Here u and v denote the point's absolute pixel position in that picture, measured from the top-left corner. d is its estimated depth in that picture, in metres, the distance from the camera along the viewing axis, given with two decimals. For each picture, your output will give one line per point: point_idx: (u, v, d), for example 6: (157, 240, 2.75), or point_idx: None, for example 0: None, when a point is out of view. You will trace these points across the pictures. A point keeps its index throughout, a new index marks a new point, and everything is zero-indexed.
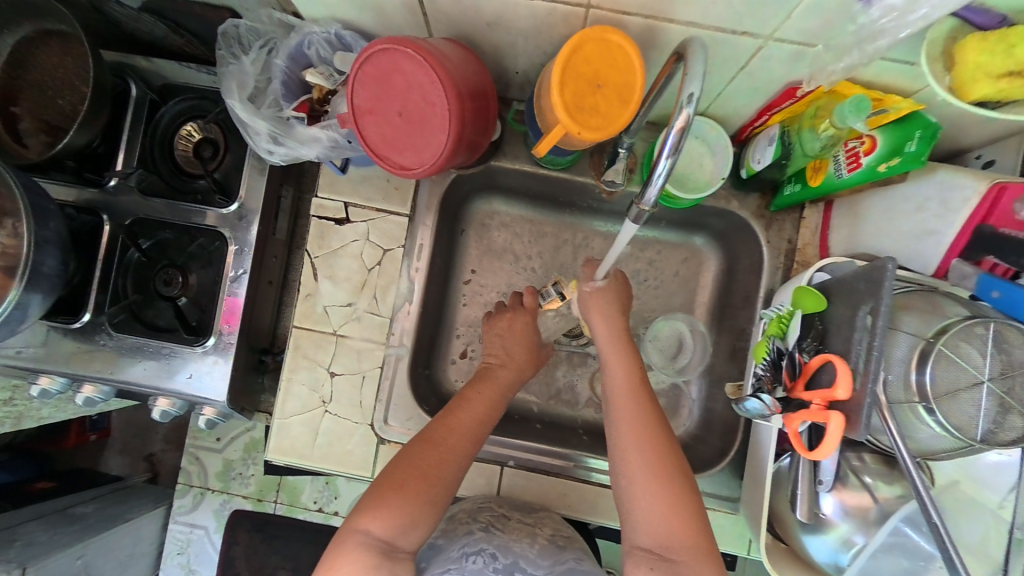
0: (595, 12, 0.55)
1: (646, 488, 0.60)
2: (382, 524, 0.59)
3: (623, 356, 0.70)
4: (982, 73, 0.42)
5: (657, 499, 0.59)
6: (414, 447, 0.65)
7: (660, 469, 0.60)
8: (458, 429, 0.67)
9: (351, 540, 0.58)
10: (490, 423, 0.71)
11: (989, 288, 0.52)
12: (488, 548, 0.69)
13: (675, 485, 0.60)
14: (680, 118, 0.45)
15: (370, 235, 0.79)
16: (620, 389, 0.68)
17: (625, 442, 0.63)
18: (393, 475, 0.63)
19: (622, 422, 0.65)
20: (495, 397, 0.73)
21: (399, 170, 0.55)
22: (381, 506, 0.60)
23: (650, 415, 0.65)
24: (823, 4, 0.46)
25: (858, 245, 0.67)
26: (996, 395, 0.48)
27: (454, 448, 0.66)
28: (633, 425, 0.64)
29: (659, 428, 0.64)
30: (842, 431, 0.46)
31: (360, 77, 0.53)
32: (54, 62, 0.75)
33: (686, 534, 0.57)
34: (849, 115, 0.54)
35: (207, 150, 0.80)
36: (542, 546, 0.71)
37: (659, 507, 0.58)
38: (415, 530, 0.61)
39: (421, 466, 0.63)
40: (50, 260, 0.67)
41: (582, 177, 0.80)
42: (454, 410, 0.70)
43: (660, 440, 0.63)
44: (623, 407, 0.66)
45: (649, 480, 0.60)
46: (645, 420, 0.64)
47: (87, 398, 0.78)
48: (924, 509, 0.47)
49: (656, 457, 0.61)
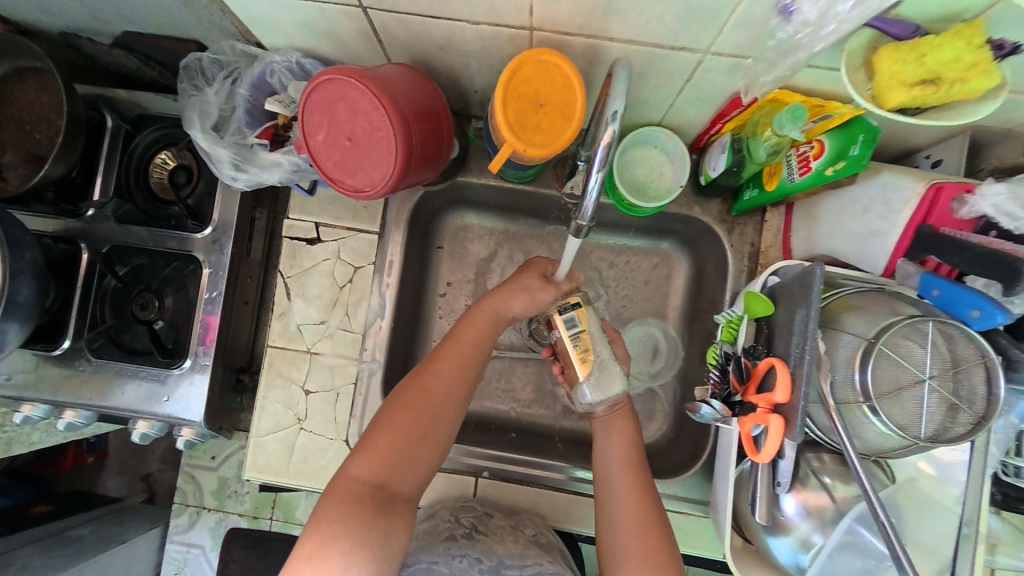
0: (537, 33, 0.57)
1: (635, 551, 0.61)
2: (373, 468, 0.60)
3: (625, 422, 0.69)
4: (897, 81, 0.43)
5: (643, 559, 0.61)
6: (404, 389, 0.65)
7: (648, 534, 0.62)
8: (449, 366, 0.67)
9: (343, 484, 0.59)
10: (482, 360, 0.69)
11: (931, 287, 0.53)
12: (473, 553, 0.70)
13: (660, 549, 0.61)
14: (606, 134, 0.47)
15: (340, 253, 0.81)
16: (620, 454, 0.67)
17: (621, 506, 0.64)
18: (383, 419, 0.64)
19: (617, 483, 0.65)
20: (489, 333, 0.70)
21: (353, 193, 0.57)
22: (371, 451, 0.61)
23: (645, 480, 0.66)
24: (748, 19, 0.48)
25: (815, 247, 0.68)
26: (939, 394, 0.49)
27: (444, 388, 0.66)
28: (629, 488, 0.65)
29: (652, 494, 0.65)
30: (779, 433, 0.48)
31: (308, 105, 0.55)
32: (31, 97, 0.78)
33: None
34: (786, 124, 0.56)
35: (181, 176, 0.83)
36: (526, 541, 0.72)
37: (646, 561, 0.60)
38: (407, 473, 0.62)
39: (410, 408, 0.64)
40: (25, 290, 0.69)
41: (546, 190, 0.82)
42: (443, 347, 0.68)
43: (652, 505, 0.64)
44: (626, 473, 0.66)
45: (637, 541, 0.62)
46: (640, 489, 0.65)
47: (68, 423, 0.79)
48: (872, 510, 0.47)
49: (647, 523, 0.63)
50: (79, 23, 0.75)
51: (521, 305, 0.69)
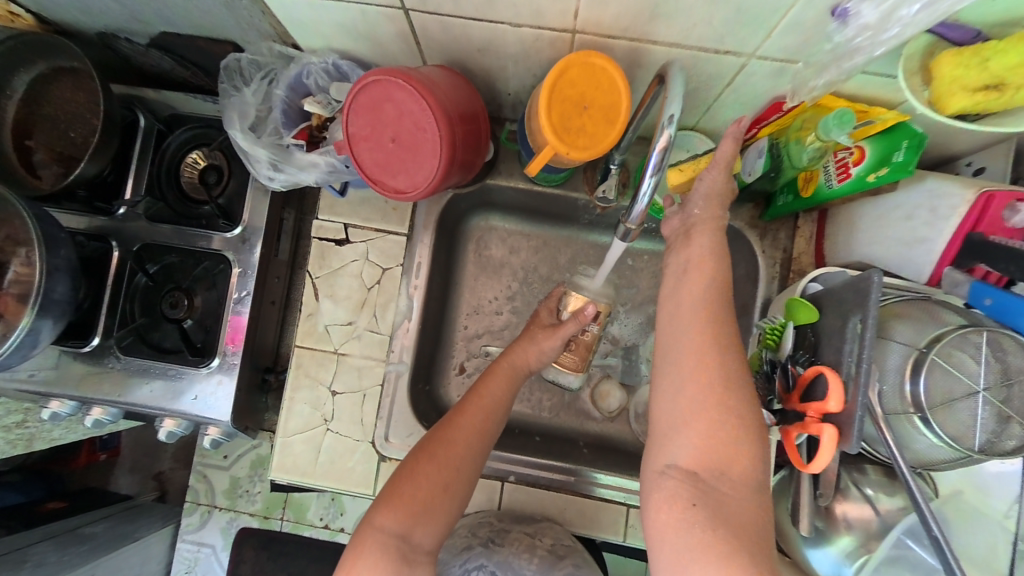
0: (580, 36, 0.56)
1: (699, 417, 0.50)
2: (397, 519, 0.59)
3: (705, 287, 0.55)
4: (958, 86, 0.43)
5: (708, 434, 0.49)
6: (429, 439, 0.65)
7: (722, 403, 0.50)
8: (474, 416, 0.68)
9: (368, 538, 0.58)
10: (503, 411, 0.71)
11: (982, 295, 0.52)
12: (487, 563, 0.76)
13: (735, 420, 0.49)
14: (662, 137, 0.47)
15: (369, 254, 0.81)
16: (693, 319, 0.54)
17: (683, 382, 0.51)
18: (408, 468, 0.63)
19: (688, 355, 0.52)
20: (508, 387, 0.73)
21: (394, 194, 0.57)
22: (396, 500, 0.60)
23: (729, 348, 0.52)
24: (800, 23, 0.48)
25: (852, 253, 0.67)
26: (993, 405, 0.48)
27: (466, 439, 0.66)
28: (705, 351, 0.51)
29: (737, 364, 0.51)
30: (834, 443, 0.47)
31: (354, 107, 0.55)
32: (67, 96, 0.79)
33: (732, 476, 0.49)
34: (833, 128, 0.55)
35: (212, 176, 0.83)
36: (539, 561, 0.75)
37: (714, 420, 0.49)
38: (430, 525, 0.61)
39: (435, 457, 0.63)
40: (61, 287, 0.69)
41: (574, 193, 0.81)
42: (467, 398, 0.70)
43: (732, 380, 0.51)
44: (700, 323, 0.53)
45: (703, 420, 0.50)
46: (720, 361, 0.51)
47: (95, 420, 0.80)
48: (925, 522, 0.46)
49: (721, 391, 0.50)
50: (117, 24, 0.76)
51: (530, 347, 0.76)
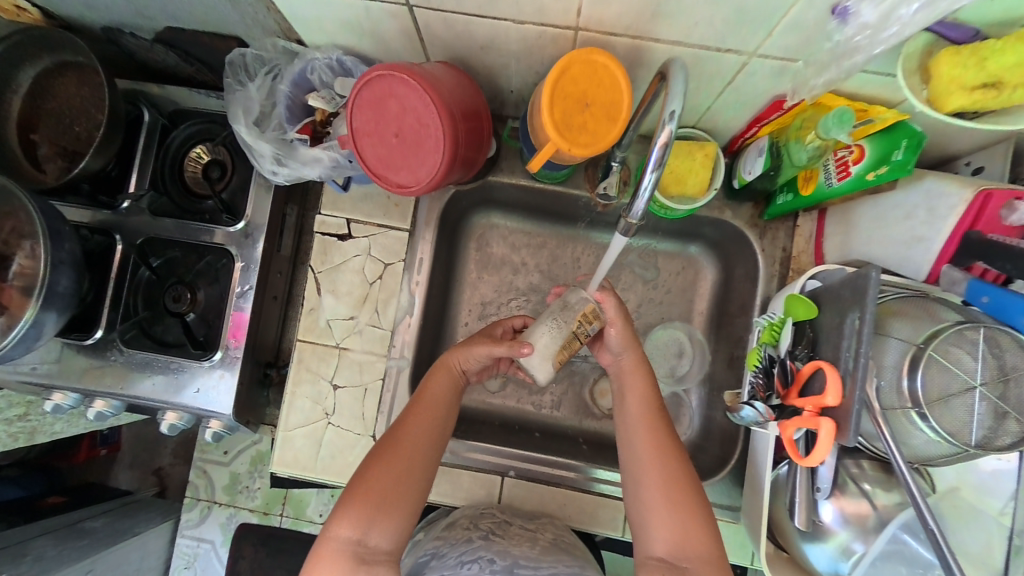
0: (582, 34, 0.57)
1: (647, 464, 0.61)
2: (352, 524, 0.57)
3: (639, 373, 0.68)
4: (956, 85, 0.44)
5: (671, 515, 0.58)
6: (377, 444, 0.63)
7: (661, 450, 0.62)
8: (418, 421, 0.66)
9: (326, 548, 0.56)
10: (448, 412, 0.69)
11: (979, 295, 0.52)
12: (486, 554, 0.66)
13: (675, 464, 0.61)
14: (662, 134, 0.47)
15: (371, 250, 0.82)
16: (631, 390, 0.67)
17: (639, 458, 0.62)
18: (360, 475, 0.61)
19: (634, 424, 0.65)
20: (452, 386, 0.70)
21: (396, 189, 0.58)
22: (349, 506, 0.58)
23: (659, 412, 0.65)
24: (800, 23, 0.48)
25: (851, 252, 0.68)
26: (989, 401, 0.48)
27: (411, 441, 0.64)
28: (637, 400, 0.66)
29: (659, 411, 0.65)
30: (830, 438, 0.48)
31: (357, 103, 0.56)
32: (72, 91, 0.79)
33: (691, 518, 0.58)
34: (832, 128, 0.55)
35: (215, 170, 0.83)
36: (543, 547, 0.69)
37: (674, 519, 0.58)
38: (387, 526, 0.58)
39: (384, 460, 0.61)
40: (64, 280, 0.69)
41: (576, 191, 0.81)
42: (413, 401, 0.68)
43: (670, 445, 0.62)
44: (631, 375, 0.68)
45: (661, 495, 0.59)
46: (657, 433, 0.63)
47: (98, 412, 0.80)
48: (921, 516, 0.47)
49: (655, 435, 0.63)
50: (123, 19, 0.77)
51: (480, 352, 0.71)
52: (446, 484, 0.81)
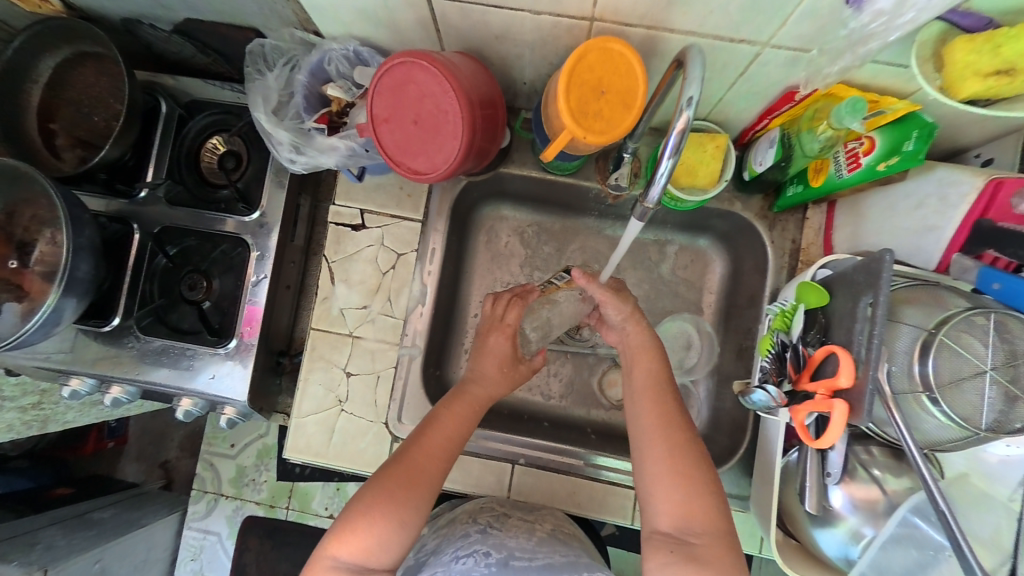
0: (598, 24, 0.58)
1: (654, 438, 0.62)
2: (351, 551, 0.58)
3: (648, 352, 0.69)
4: (971, 71, 0.45)
5: (677, 488, 0.58)
6: (386, 474, 0.63)
7: (669, 425, 0.62)
8: (431, 454, 0.65)
9: (321, 566, 0.58)
10: (462, 443, 0.68)
11: (991, 281, 0.53)
12: (482, 548, 0.65)
13: (683, 439, 0.61)
14: (680, 120, 0.48)
15: (384, 240, 0.83)
16: (640, 369, 0.68)
17: (646, 434, 0.63)
18: (363, 502, 0.61)
19: (641, 402, 0.65)
20: (469, 422, 0.69)
21: (413, 175, 0.58)
22: (349, 533, 0.58)
23: (667, 388, 0.66)
24: (814, 12, 0.49)
25: (860, 242, 0.69)
26: (1000, 385, 0.48)
27: (424, 476, 0.63)
28: (646, 378, 0.67)
29: (667, 388, 0.66)
30: (844, 419, 0.48)
31: (377, 89, 0.57)
32: (91, 82, 0.81)
33: (696, 492, 0.58)
34: (846, 116, 0.56)
35: (230, 161, 0.84)
36: (540, 537, 0.69)
37: (680, 493, 0.58)
38: (386, 553, 0.59)
39: (393, 493, 0.61)
40: (84, 266, 0.71)
41: (586, 183, 0.82)
42: (427, 432, 0.67)
43: (677, 420, 0.63)
44: (638, 355, 0.69)
45: (667, 468, 0.59)
46: (665, 409, 0.64)
47: (114, 398, 0.81)
48: (932, 499, 0.47)
49: (663, 411, 0.64)
50: (142, 10, 0.78)
51: (501, 388, 0.74)
52: (456, 471, 0.82)
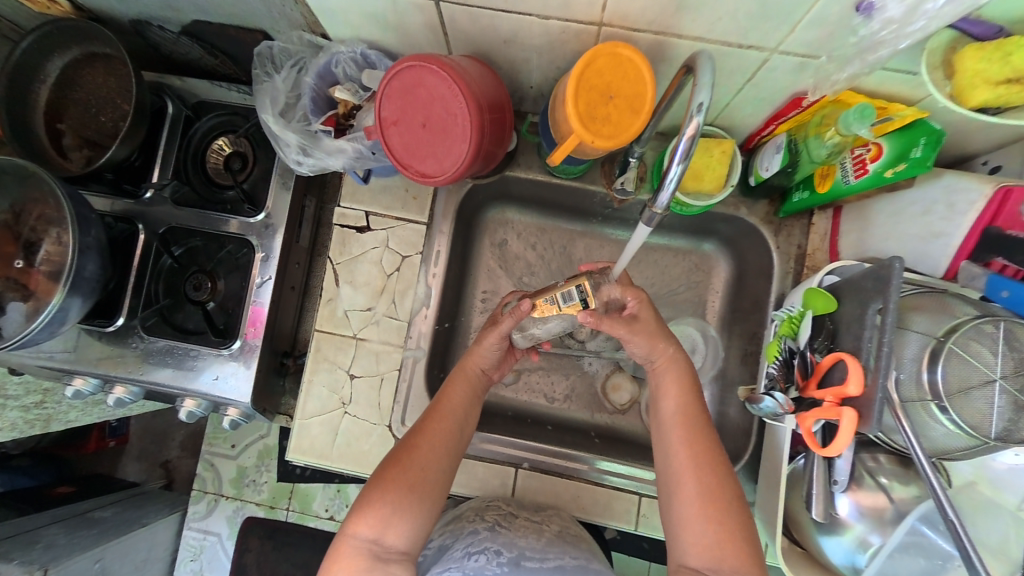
0: (606, 29, 0.58)
1: (687, 472, 0.59)
2: (370, 525, 0.57)
3: (680, 381, 0.66)
4: (981, 80, 0.45)
5: (706, 526, 0.56)
6: (395, 448, 0.63)
7: (702, 460, 0.60)
8: (437, 426, 0.65)
9: (344, 547, 0.56)
10: (471, 421, 0.69)
11: (999, 288, 0.53)
12: (492, 547, 0.64)
13: (717, 475, 0.59)
14: (689, 126, 0.47)
15: (389, 242, 0.83)
16: (673, 398, 0.65)
17: (678, 466, 0.60)
18: (377, 478, 0.61)
19: (673, 434, 0.63)
20: (470, 393, 0.70)
21: (421, 178, 0.59)
22: (367, 508, 0.58)
23: (700, 420, 0.63)
24: (824, 19, 0.49)
25: (866, 249, 0.68)
26: (1009, 394, 0.48)
27: (432, 447, 0.63)
28: (676, 407, 0.64)
29: (700, 420, 0.63)
30: (853, 426, 0.48)
31: (386, 91, 0.57)
32: (99, 82, 0.81)
33: (727, 531, 0.56)
34: (854, 122, 0.56)
35: (236, 162, 0.84)
36: (549, 538, 0.68)
37: (712, 532, 0.56)
38: (404, 525, 0.58)
39: (403, 464, 0.61)
40: (90, 265, 0.71)
41: (593, 186, 0.81)
42: (431, 406, 0.68)
43: (714, 455, 0.60)
44: (671, 382, 0.66)
45: (699, 505, 0.57)
46: (699, 443, 0.61)
47: (117, 398, 0.81)
48: (940, 507, 0.47)
49: (697, 444, 0.61)
50: (150, 12, 0.78)
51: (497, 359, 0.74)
52: (460, 473, 0.82)
